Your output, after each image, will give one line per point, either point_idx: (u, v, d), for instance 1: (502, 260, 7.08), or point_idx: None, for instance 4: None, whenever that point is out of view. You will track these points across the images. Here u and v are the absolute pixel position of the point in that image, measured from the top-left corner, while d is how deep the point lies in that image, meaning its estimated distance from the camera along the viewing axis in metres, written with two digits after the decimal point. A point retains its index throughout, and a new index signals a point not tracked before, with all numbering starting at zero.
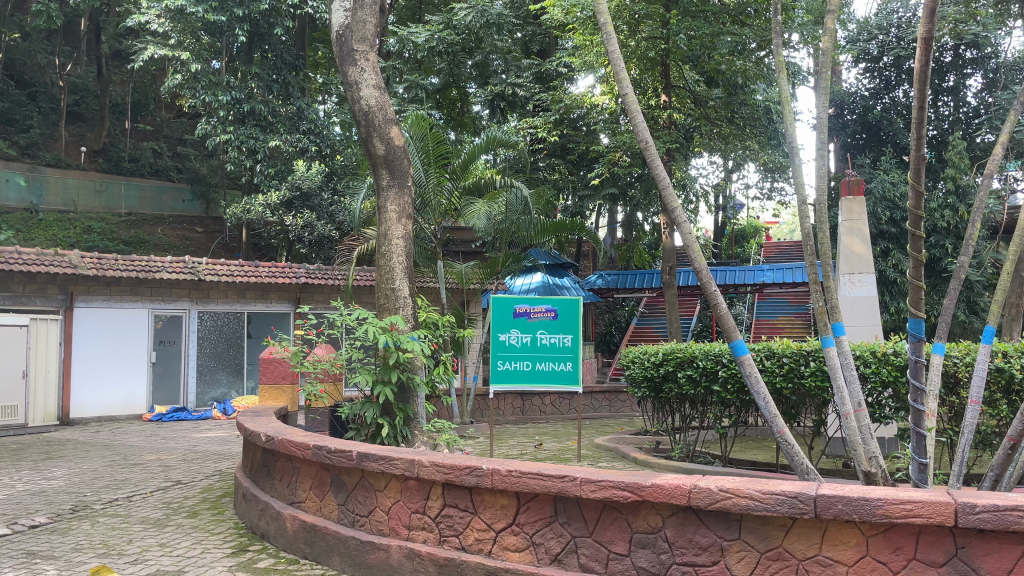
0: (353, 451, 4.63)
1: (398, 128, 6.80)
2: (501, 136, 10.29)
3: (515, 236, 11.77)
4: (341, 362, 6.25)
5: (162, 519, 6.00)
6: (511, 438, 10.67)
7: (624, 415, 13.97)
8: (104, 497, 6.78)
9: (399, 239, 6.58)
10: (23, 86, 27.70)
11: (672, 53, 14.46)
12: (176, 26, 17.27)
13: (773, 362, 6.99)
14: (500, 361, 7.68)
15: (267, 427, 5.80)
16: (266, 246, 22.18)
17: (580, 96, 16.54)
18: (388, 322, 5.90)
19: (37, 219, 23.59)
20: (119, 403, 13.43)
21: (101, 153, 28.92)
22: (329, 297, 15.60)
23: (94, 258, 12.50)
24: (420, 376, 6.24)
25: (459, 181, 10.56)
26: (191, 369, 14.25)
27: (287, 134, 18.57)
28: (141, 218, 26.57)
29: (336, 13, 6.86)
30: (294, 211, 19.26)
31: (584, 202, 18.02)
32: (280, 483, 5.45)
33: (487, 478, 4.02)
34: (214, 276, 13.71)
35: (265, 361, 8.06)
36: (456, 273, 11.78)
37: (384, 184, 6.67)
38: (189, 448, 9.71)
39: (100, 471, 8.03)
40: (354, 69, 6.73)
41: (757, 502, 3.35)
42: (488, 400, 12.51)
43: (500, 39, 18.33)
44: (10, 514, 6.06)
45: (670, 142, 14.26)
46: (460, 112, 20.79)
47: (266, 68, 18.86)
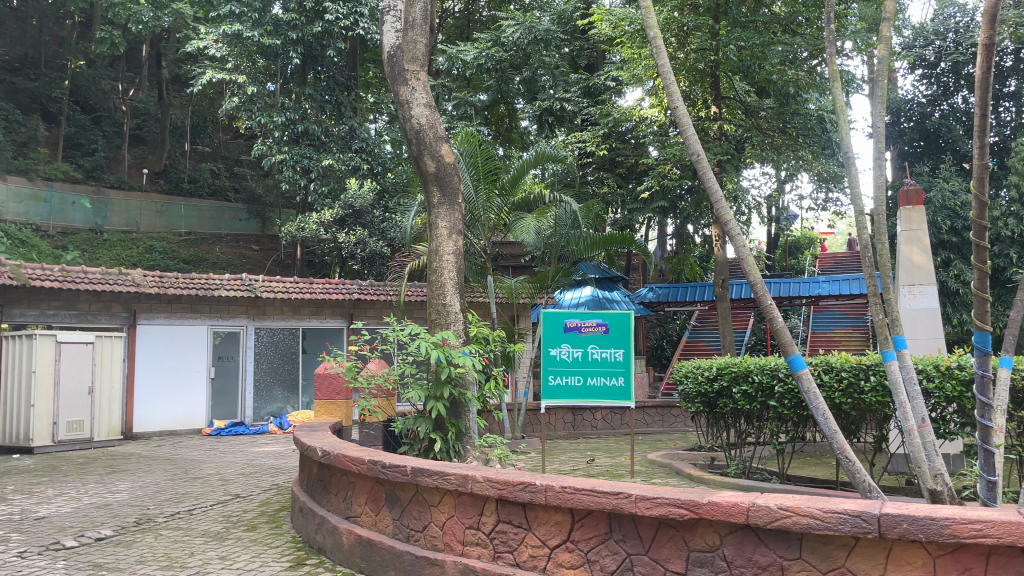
0: (407, 465, 4.66)
1: (449, 145, 6.87)
2: (549, 151, 10.31)
3: (565, 250, 11.68)
4: (395, 377, 6.34)
5: (222, 532, 6.13)
6: (563, 453, 10.62)
7: (678, 430, 13.77)
8: (167, 510, 6.94)
9: (450, 255, 6.65)
10: (88, 112, 28.91)
11: (722, 64, 14.33)
12: (233, 50, 17.83)
13: (831, 376, 6.82)
14: (551, 376, 7.64)
15: (323, 442, 5.88)
16: (320, 263, 22.54)
17: (628, 109, 16.42)
18: (439, 337, 5.97)
19: (102, 239, 24.38)
20: (180, 417, 13.74)
21: (162, 174, 29.71)
22: (382, 313, 15.78)
23: (156, 276, 12.92)
24: (472, 392, 6.30)
25: (509, 197, 10.54)
26: (248, 384, 14.51)
27: (340, 153, 18.93)
28: (200, 238, 27.30)
29: (388, 34, 7.02)
30: (347, 228, 19.28)
31: (634, 215, 17.86)
32: (336, 497, 5.52)
33: (541, 494, 4.01)
34: (271, 292, 13.94)
35: (321, 376, 8.14)
36: (506, 288, 11.83)
37: (435, 201, 6.76)
38: (247, 463, 9.90)
39: (162, 485, 8.23)
40: (405, 88, 6.85)
41: (818, 520, 3.27)
42: (539, 415, 12.50)
43: (549, 55, 18.56)
44: (78, 527, 6.26)
45: (721, 154, 14.07)
46: (508, 128, 20.59)
47: (319, 89, 19.27)
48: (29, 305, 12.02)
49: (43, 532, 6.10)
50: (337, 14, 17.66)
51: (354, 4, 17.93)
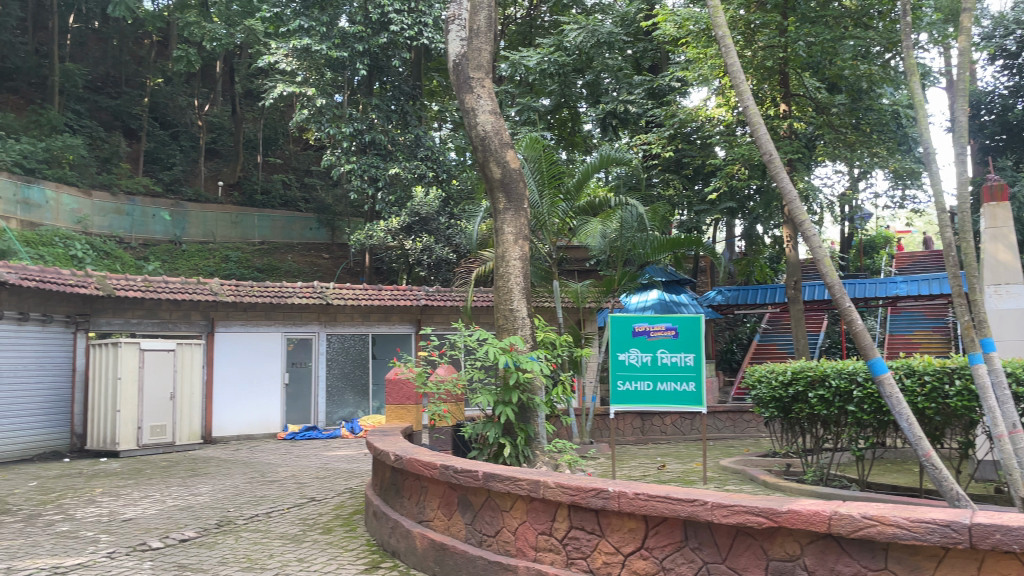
0: (479, 471, 4.70)
1: (514, 151, 6.91)
2: (614, 154, 10.20)
3: (631, 254, 11.53)
4: (464, 383, 6.39)
5: (299, 535, 6.28)
6: (633, 459, 10.52)
7: (750, 436, 13.49)
8: (246, 513, 7.15)
9: (517, 260, 6.67)
10: (165, 128, 30.11)
11: (791, 61, 14.00)
12: (302, 64, 18.29)
13: (913, 380, 6.58)
14: (620, 382, 7.55)
15: (395, 446, 5.96)
16: (387, 270, 22.90)
17: (694, 109, 16.19)
18: (507, 342, 5.99)
19: (181, 250, 25.25)
20: (256, 422, 14.11)
21: (236, 186, 30.60)
22: (449, 318, 15.88)
23: (233, 285, 13.36)
24: (540, 397, 6.29)
25: (573, 201, 10.28)
26: (320, 389, 14.80)
27: (405, 162, 18.94)
28: (273, 247, 28.00)
29: (453, 43, 7.09)
30: (414, 235, 20.04)
31: (701, 216, 17.60)
32: (409, 501, 5.58)
33: (614, 500, 3.97)
34: (341, 299, 14.24)
35: (391, 382, 8.23)
36: (572, 292, 11.72)
37: (501, 207, 6.80)
38: (321, 467, 10.12)
39: (241, 488, 8.48)
40: (470, 96, 6.91)
41: (905, 530, 3.15)
42: (608, 420, 12.41)
43: (612, 57, 18.44)
44: (163, 528, 6.51)
45: (792, 152, 13.73)
46: (571, 131, 20.59)
47: (385, 99, 19.61)
48: (115, 314, 12.73)
49: (131, 533, 6.35)
50: (402, 25, 17.84)
51: (418, 14, 18.12)
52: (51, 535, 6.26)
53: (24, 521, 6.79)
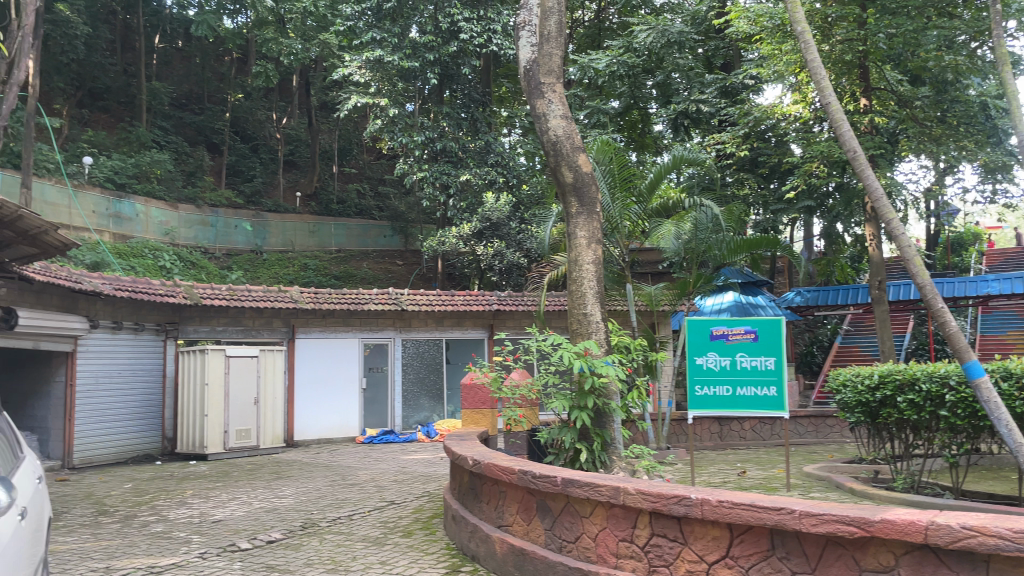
0: (558, 476, 4.71)
1: (585, 155, 6.89)
2: (688, 154, 10.01)
3: (706, 255, 11.37)
4: (539, 388, 6.39)
5: (380, 538, 6.39)
6: (712, 465, 10.33)
7: (834, 441, 13.09)
8: (329, 515, 7.32)
9: (590, 264, 6.64)
10: (246, 142, 31.24)
11: (872, 54, 13.58)
12: (375, 75, 18.72)
13: (1011, 384, 6.25)
14: (698, 387, 7.21)
15: (473, 451, 6.01)
16: (459, 275, 23.14)
17: (769, 107, 15.82)
18: (581, 347, 5.98)
19: (262, 259, 26.03)
20: (335, 426, 14.42)
21: (314, 196, 31.38)
22: (521, 323, 15.91)
23: (312, 292, 13.73)
24: (616, 401, 6.24)
25: (645, 204, 10.24)
26: (397, 394, 15.03)
27: (476, 168, 19.45)
28: (349, 255, 28.26)
29: (524, 49, 7.14)
30: (485, 241, 19.73)
31: (778, 216, 17.21)
32: (488, 506, 5.62)
33: (696, 508, 3.92)
34: (416, 305, 14.45)
35: (467, 387, 8.27)
36: (646, 295, 11.57)
37: (573, 211, 6.78)
38: (399, 470, 10.29)
39: (323, 491, 8.68)
40: (542, 101, 6.94)
41: (1008, 541, 3.00)
42: (685, 425, 12.24)
43: (682, 57, 18.21)
44: (251, 530, 6.72)
45: (874, 148, 13.30)
46: (641, 133, 20.36)
47: (455, 107, 19.78)
48: (202, 322, 13.28)
49: (220, 534, 6.58)
50: (471, 33, 18.04)
51: (487, 22, 18.31)
52: (147, 535, 6.53)
53: (121, 522, 7.11)
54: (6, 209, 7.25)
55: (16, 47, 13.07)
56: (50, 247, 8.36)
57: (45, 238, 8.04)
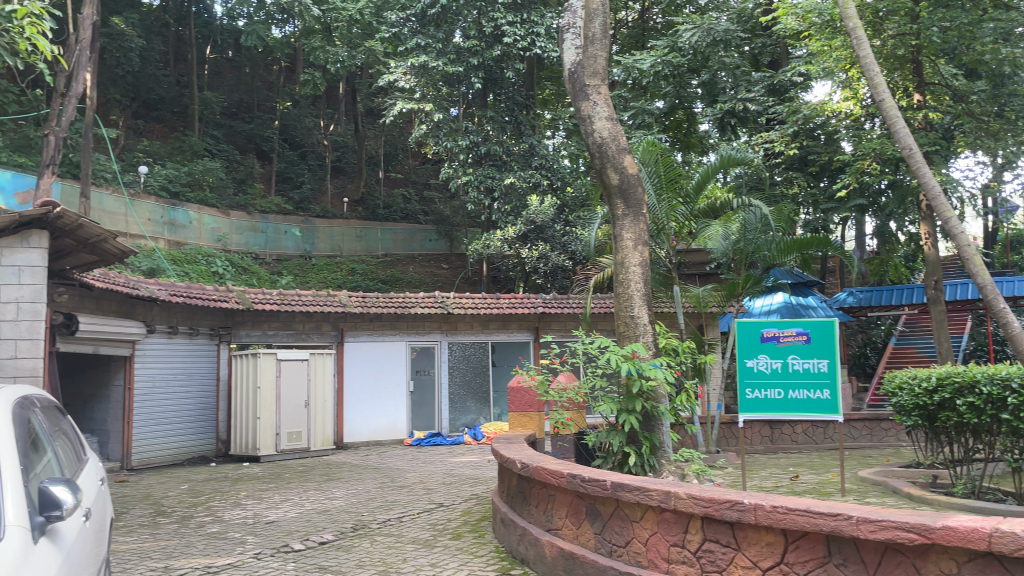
0: (608, 480, 4.68)
1: (631, 157, 6.84)
2: (736, 153, 9.82)
3: (755, 256, 11.24)
4: (586, 391, 6.37)
5: (430, 540, 6.44)
6: (763, 469, 10.17)
7: (890, 445, 12.77)
8: (379, 517, 7.40)
9: (637, 266, 6.59)
10: (294, 149, 31.83)
11: (925, 48, 13.25)
12: (420, 80, 18.94)
13: None
14: (748, 389, 7.02)
15: (521, 454, 6.02)
16: (505, 278, 23.20)
17: (818, 104, 15.54)
18: (629, 349, 5.94)
19: (311, 263, 26.42)
20: (384, 428, 14.56)
21: (360, 202, 31.41)
22: (567, 325, 15.84)
23: (359, 297, 13.93)
24: (664, 405, 6.20)
25: (692, 205, 9.96)
26: (444, 397, 15.10)
27: (521, 171, 19.16)
28: (396, 258, 28.58)
29: (568, 52, 7.13)
30: (530, 244, 20.38)
31: (829, 215, 16.84)
32: (536, 510, 5.62)
33: (750, 513, 3.86)
34: (462, 308, 14.53)
35: (513, 390, 8.25)
36: (694, 297, 11.44)
37: (620, 213, 6.74)
38: (447, 473, 10.35)
39: (373, 493, 8.78)
40: (586, 103, 6.91)
41: None
42: (735, 429, 12.07)
43: (728, 55, 17.98)
44: (303, 531, 6.82)
45: (928, 145, 12.96)
46: (686, 133, 20.13)
47: (499, 110, 19.79)
48: (253, 326, 13.56)
49: (274, 535, 6.70)
50: (515, 36, 17.90)
51: (531, 25, 18.16)
52: (203, 536, 6.68)
53: (178, 522, 7.30)
54: (68, 218, 7.49)
55: (75, 60, 13.51)
56: (108, 254, 8.61)
57: (104, 246, 8.28)
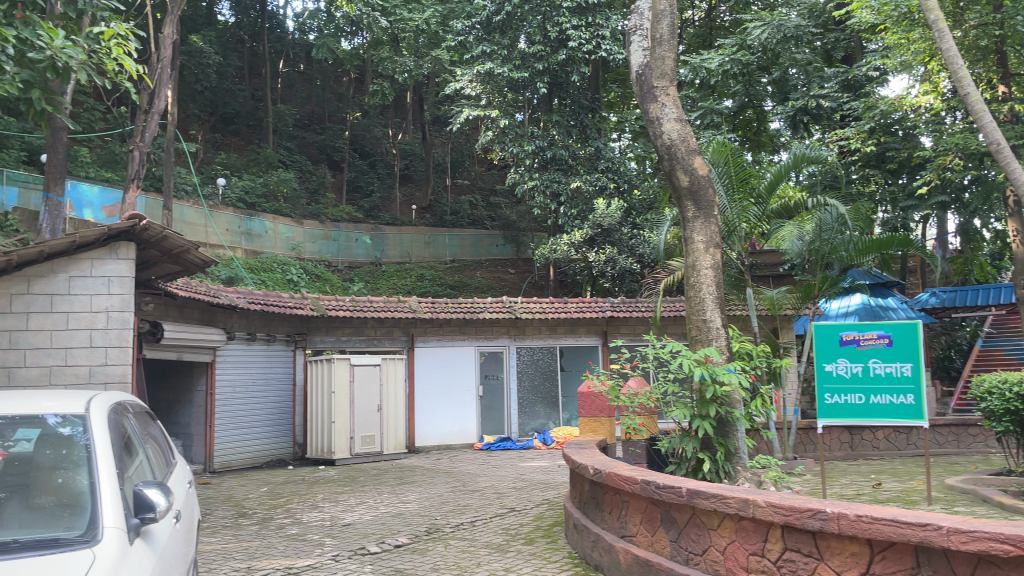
0: (683, 487, 4.62)
1: (702, 158, 6.74)
2: (809, 151, 9.56)
3: (832, 257, 10.91)
4: (657, 396, 6.29)
5: (503, 544, 6.46)
6: (844, 476, 9.86)
7: (978, 452, 12.23)
8: (452, 521, 7.47)
9: (708, 269, 6.48)
10: (364, 158, 32.52)
11: (1010, 38, 12.68)
12: (486, 87, 19.13)
13: None
14: (827, 395, 6.79)
15: (594, 460, 5.98)
16: (572, 282, 23.12)
17: (896, 99, 15.06)
18: (702, 354, 5.83)
19: (382, 270, 26.86)
20: (454, 433, 14.70)
21: (428, 209, 31.93)
22: (635, 329, 15.69)
23: (429, 302, 14.12)
24: (739, 410, 6.07)
25: (765, 205, 9.79)
26: (512, 401, 15.15)
27: (587, 175, 19.34)
28: (464, 265, 28.73)
29: (636, 54, 7.09)
30: (597, 247, 19.81)
31: (909, 212, 16.27)
32: (610, 516, 5.57)
33: (832, 522, 3.74)
34: (530, 313, 14.57)
35: (583, 395, 8.23)
36: (768, 299, 11.22)
37: (689, 215, 6.66)
38: (518, 478, 10.37)
39: (445, 497, 8.87)
40: (655, 105, 6.85)
41: None
42: (813, 435, 11.76)
43: (800, 51, 17.56)
44: (379, 534, 6.94)
45: (1016, 138, 12.37)
46: (756, 132, 19.69)
47: (565, 114, 19.73)
48: (327, 333, 13.88)
49: (350, 537, 6.83)
50: (580, 40, 17.92)
51: (596, 28, 18.10)
52: (283, 537, 6.86)
53: (259, 523, 7.52)
54: (153, 231, 7.80)
55: (157, 78, 14.10)
56: (191, 264, 8.94)
57: (187, 256, 8.59)
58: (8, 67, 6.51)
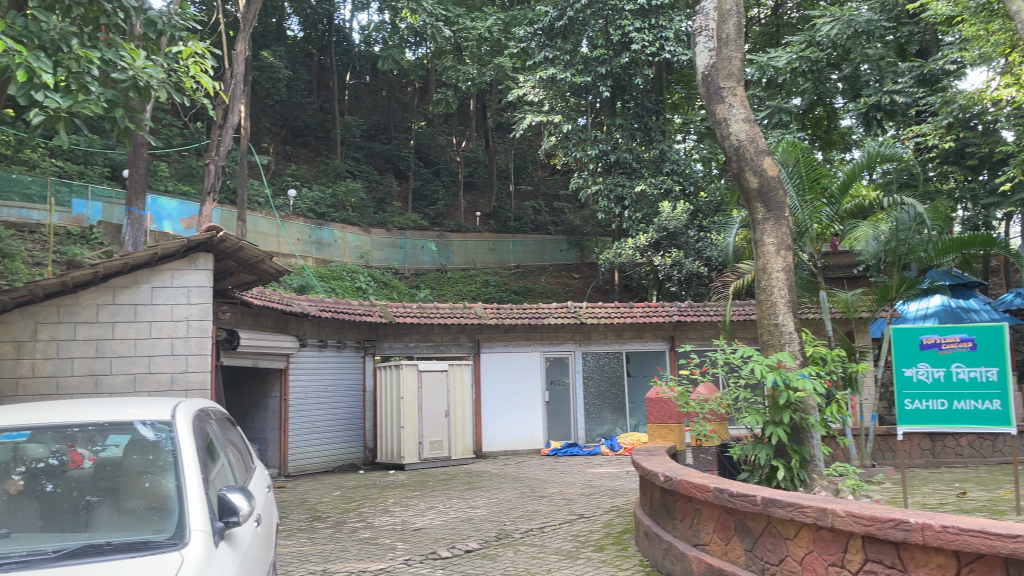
0: (758, 495, 4.53)
1: (772, 158, 6.60)
2: (884, 149, 9.24)
3: (910, 258, 10.52)
4: (728, 402, 6.17)
5: (573, 551, 6.45)
6: (926, 485, 9.48)
7: None
8: (522, 527, 7.49)
9: (780, 272, 6.35)
10: (428, 166, 32.95)
11: None
12: (549, 92, 19.21)
13: None
14: (907, 400, 6.48)
15: (664, 467, 5.92)
16: (637, 287, 22.92)
17: (975, 92, 14.41)
18: (774, 359, 5.70)
19: (447, 277, 27.09)
20: (521, 438, 14.71)
21: (492, 215, 32.06)
22: (704, 334, 15.44)
23: (494, 308, 14.20)
24: (815, 417, 5.91)
25: (838, 206, 9.54)
26: (579, 407, 15.06)
27: (651, 178, 19.11)
28: (528, 270, 28.70)
29: (702, 55, 6.99)
30: (663, 250, 19.70)
31: (992, 210, 15.72)
32: (682, 524, 5.51)
33: (917, 533, 3.60)
34: (595, 318, 14.48)
35: (652, 401, 8.18)
36: (842, 302, 10.93)
37: (760, 217, 6.53)
38: (586, 484, 10.31)
39: (513, 502, 8.89)
40: (721, 106, 6.75)
41: None
42: (892, 442, 11.37)
43: (872, 46, 17.00)
44: (450, 538, 7.00)
45: None
46: (827, 130, 19.28)
47: (628, 117, 19.52)
48: (395, 339, 14.17)
49: (422, 542, 6.91)
50: (643, 43, 17.76)
51: (659, 30, 17.92)
52: (356, 541, 6.98)
53: (333, 527, 7.69)
54: (229, 242, 8.04)
55: (230, 94, 14.58)
56: (266, 274, 9.19)
57: (262, 266, 8.83)
58: (92, 87, 6.78)
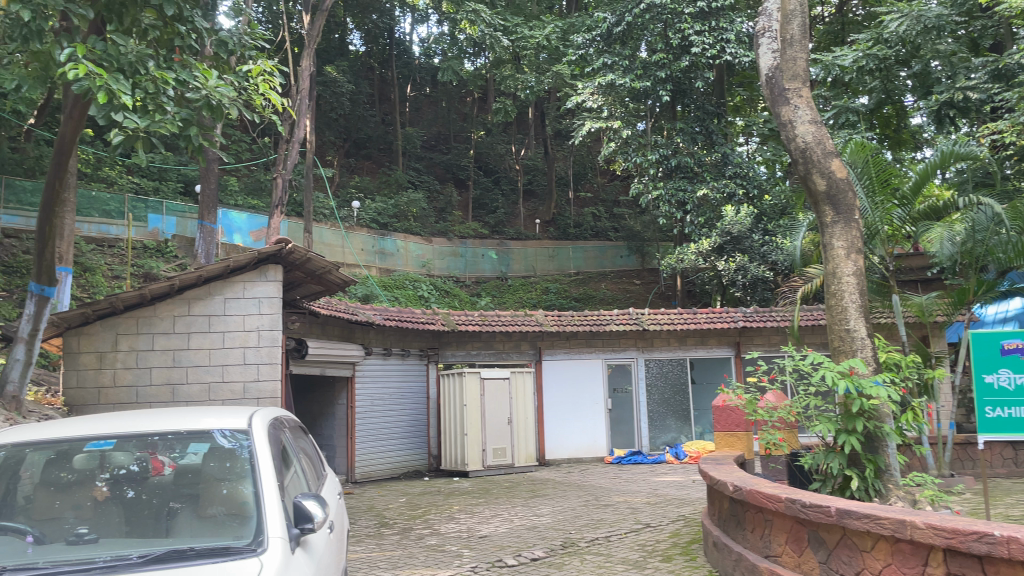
0: (832, 506, 4.42)
1: (840, 160, 6.45)
2: (958, 147, 8.97)
3: (988, 260, 10.10)
4: (798, 411, 6.04)
5: (640, 561, 6.39)
6: (1010, 496, 9.07)
7: None
8: (587, 536, 7.46)
9: (851, 276, 6.19)
10: (488, 175, 33.21)
11: None
12: (608, 99, 19.05)
13: None
14: (987, 409, 5.60)
15: (732, 476, 5.83)
16: (700, 292, 22.65)
17: None
18: (846, 365, 5.53)
19: (508, 284, 27.19)
20: (584, 446, 14.63)
21: (552, 222, 31.73)
22: (770, 340, 15.14)
23: (555, 315, 14.19)
24: (889, 425, 5.74)
25: (910, 207, 9.23)
26: (642, 414, 14.94)
27: (714, 182, 18.70)
28: (589, 276, 28.53)
29: (765, 56, 6.86)
30: (726, 255, 19.85)
31: None
32: (753, 535, 5.41)
33: (1001, 546, 3.45)
34: (657, 324, 14.35)
35: (718, 409, 8.03)
36: (916, 306, 10.69)
37: (828, 220, 6.36)
38: (652, 493, 10.20)
39: (578, 511, 8.85)
40: (787, 107, 6.63)
41: None
42: (971, 451, 10.95)
43: (942, 42, 16.40)
44: (515, 546, 7.02)
45: None
46: (896, 129, 18.90)
47: (689, 121, 19.38)
48: (458, 347, 14.31)
49: (487, 550, 6.94)
50: (703, 46, 17.51)
51: (720, 32, 17.66)
52: (423, 548, 7.06)
53: (400, 533, 7.79)
54: (297, 254, 8.24)
55: (296, 109, 14.96)
56: (332, 285, 9.38)
57: (329, 277, 9.02)
58: (168, 107, 6.93)
